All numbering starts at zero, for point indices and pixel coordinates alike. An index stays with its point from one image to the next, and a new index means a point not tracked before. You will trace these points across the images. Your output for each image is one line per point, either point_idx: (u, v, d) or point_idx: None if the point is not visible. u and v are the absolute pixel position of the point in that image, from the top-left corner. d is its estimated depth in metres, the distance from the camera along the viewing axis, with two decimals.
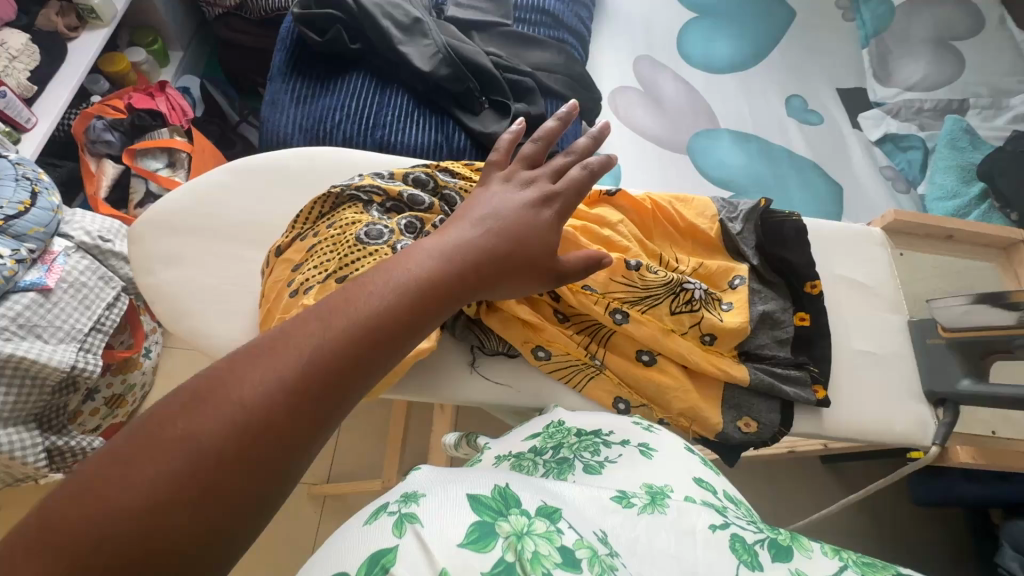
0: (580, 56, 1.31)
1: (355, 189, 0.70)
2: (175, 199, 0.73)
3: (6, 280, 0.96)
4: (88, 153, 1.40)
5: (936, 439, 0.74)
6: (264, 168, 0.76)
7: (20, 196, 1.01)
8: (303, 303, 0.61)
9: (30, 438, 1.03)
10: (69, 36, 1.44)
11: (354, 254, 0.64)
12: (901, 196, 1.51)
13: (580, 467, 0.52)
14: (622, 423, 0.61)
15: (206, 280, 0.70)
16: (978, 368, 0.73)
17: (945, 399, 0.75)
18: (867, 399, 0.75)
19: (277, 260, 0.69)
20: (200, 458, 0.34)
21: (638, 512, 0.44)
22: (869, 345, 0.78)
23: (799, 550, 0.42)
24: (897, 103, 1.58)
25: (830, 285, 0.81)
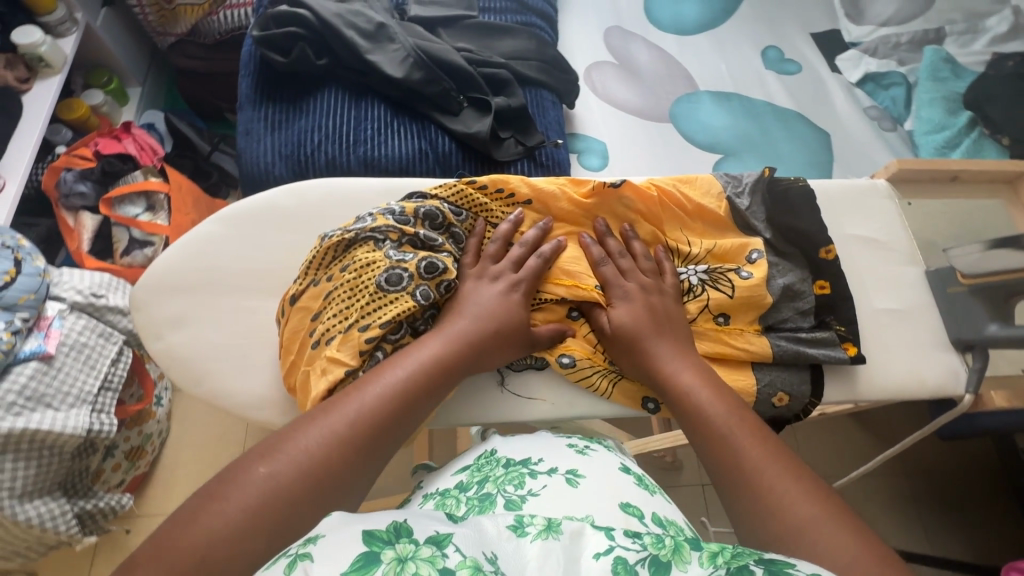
0: (551, 38, 1.28)
1: (369, 231, 0.68)
2: (170, 259, 0.71)
3: (4, 354, 0.93)
4: (63, 208, 1.36)
5: (967, 387, 0.74)
6: (258, 211, 0.73)
7: (3, 265, 0.97)
8: (328, 355, 0.63)
9: (58, 507, 1.01)
10: (22, 89, 1.39)
11: (375, 302, 0.65)
12: (888, 135, 1.49)
13: (501, 503, 0.54)
14: (556, 452, 0.62)
15: (217, 338, 0.68)
16: (1004, 312, 0.72)
17: (973, 344, 0.75)
18: (897, 358, 0.75)
19: (292, 309, 0.67)
20: (278, 490, 0.49)
21: (531, 539, 0.41)
22: (891, 302, 0.78)
23: (677, 565, 0.39)
24: (873, 41, 1.56)
25: (843, 245, 0.80)
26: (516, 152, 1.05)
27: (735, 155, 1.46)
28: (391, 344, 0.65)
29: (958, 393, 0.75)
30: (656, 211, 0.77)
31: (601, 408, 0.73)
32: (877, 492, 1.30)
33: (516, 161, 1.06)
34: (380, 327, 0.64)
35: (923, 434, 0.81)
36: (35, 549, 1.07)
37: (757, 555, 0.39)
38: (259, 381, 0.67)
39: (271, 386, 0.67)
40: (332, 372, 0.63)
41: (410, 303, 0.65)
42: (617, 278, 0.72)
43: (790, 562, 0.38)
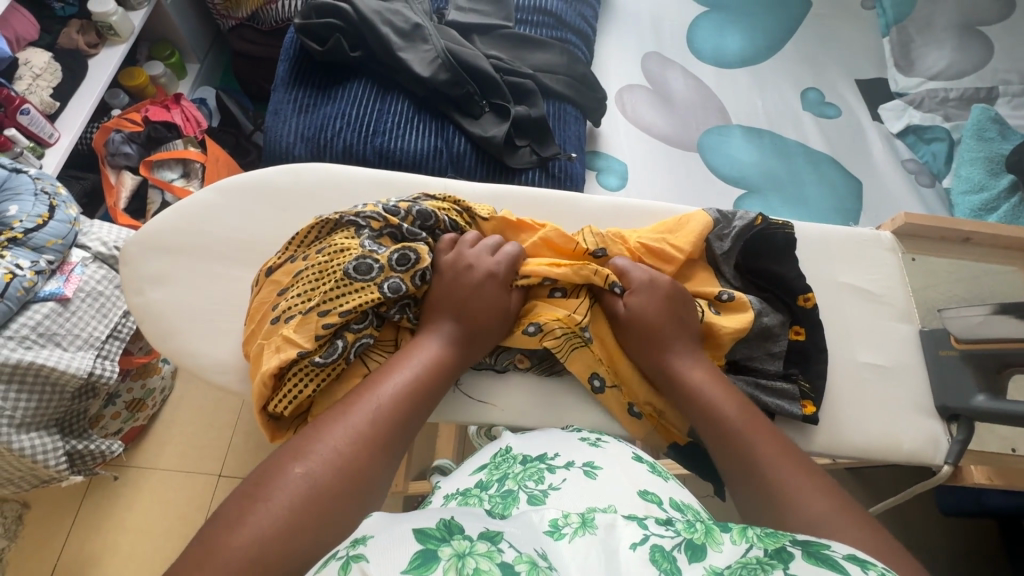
0: (584, 56, 1.30)
1: (354, 216, 0.71)
2: (164, 218, 0.74)
3: (25, 292, 0.99)
4: (109, 165, 1.45)
5: (947, 457, 0.71)
6: (255, 186, 0.77)
7: (39, 209, 1.04)
8: (283, 334, 0.64)
9: (51, 442, 1.06)
10: (90, 53, 1.49)
11: (340, 289, 0.66)
12: (925, 189, 1.46)
13: (524, 498, 0.51)
14: (571, 447, 0.60)
15: (195, 300, 0.71)
16: (994, 384, 0.69)
17: (958, 414, 0.72)
18: (872, 416, 0.72)
19: (266, 280, 0.70)
20: (316, 492, 0.49)
21: (570, 540, 0.40)
22: (876, 357, 0.75)
23: (711, 545, 0.40)
24: (920, 93, 1.52)
25: (835, 292, 0.78)
26: (529, 162, 1.07)
27: (758, 193, 1.44)
28: (351, 333, 0.66)
29: (936, 461, 0.72)
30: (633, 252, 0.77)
31: (545, 420, 0.73)
32: None
33: (528, 170, 1.07)
34: (339, 315, 0.65)
35: (896, 500, 0.77)
36: (28, 481, 1.13)
37: (790, 537, 0.40)
38: (229, 346, 0.70)
39: (238, 352, 0.70)
40: (285, 350, 0.64)
41: (376, 294, 0.66)
42: (631, 265, 0.73)
43: (823, 543, 0.39)
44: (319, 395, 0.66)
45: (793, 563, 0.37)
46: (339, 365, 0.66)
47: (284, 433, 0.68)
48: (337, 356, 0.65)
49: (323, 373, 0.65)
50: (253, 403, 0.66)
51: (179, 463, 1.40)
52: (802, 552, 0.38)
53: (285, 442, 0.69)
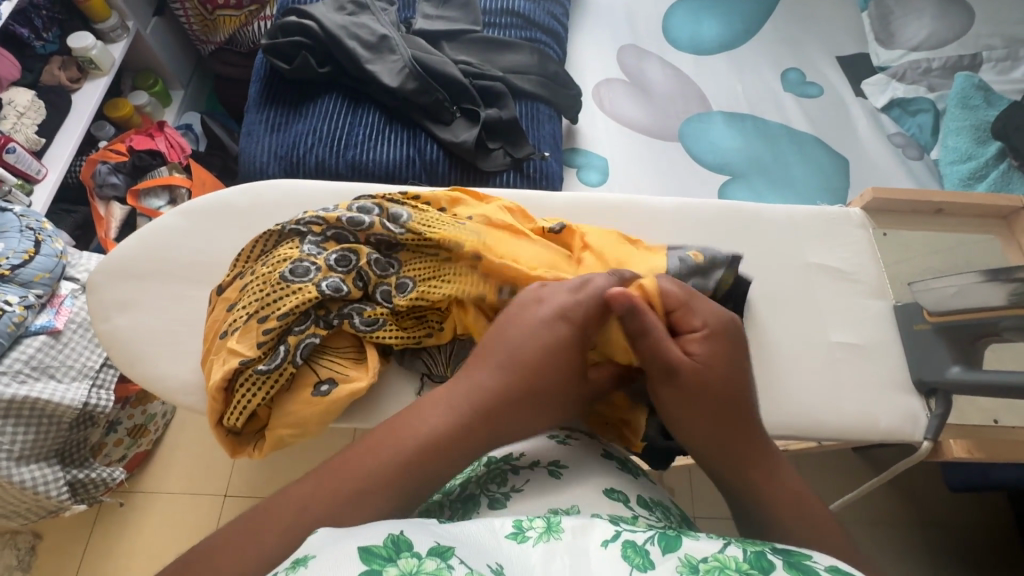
0: (555, 54, 1.29)
1: (294, 224, 0.67)
2: (131, 244, 0.75)
3: (16, 327, 1.01)
4: (97, 197, 1.47)
5: (926, 433, 0.71)
6: (219, 207, 0.77)
7: (25, 245, 1.05)
8: (228, 346, 0.61)
9: (52, 473, 1.08)
10: (73, 88, 1.52)
11: (277, 293, 0.62)
12: (913, 163, 1.43)
13: (485, 502, 0.53)
14: (537, 444, 0.60)
15: (162, 324, 0.72)
16: (968, 355, 0.68)
17: (936, 389, 0.71)
18: (848, 397, 0.71)
19: (218, 299, 0.68)
20: (309, 539, 0.41)
21: (533, 543, 0.40)
22: (850, 337, 0.74)
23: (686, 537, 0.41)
24: (902, 65, 1.50)
25: (805, 273, 0.77)
26: (502, 164, 1.07)
27: (741, 178, 1.42)
28: (293, 336, 0.62)
29: (916, 438, 0.71)
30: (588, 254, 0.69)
31: None
32: (873, 537, 1.22)
33: (502, 172, 1.07)
34: (278, 320, 0.61)
35: (880, 480, 0.77)
36: (34, 512, 1.15)
37: (771, 545, 0.40)
38: (197, 367, 0.70)
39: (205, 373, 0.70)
40: (229, 362, 0.61)
41: (314, 293, 0.61)
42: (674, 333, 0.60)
43: (805, 552, 0.39)
44: (272, 404, 0.63)
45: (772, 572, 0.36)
46: (286, 370, 0.62)
47: (247, 447, 0.65)
48: (281, 361, 0.61)
49: (269, 382, 0.61)
50: (208, 417, 0.64)
51: (184, 485, 1.42)
52: (782, 562, 0.38)
53: (251, 457, 0.66)
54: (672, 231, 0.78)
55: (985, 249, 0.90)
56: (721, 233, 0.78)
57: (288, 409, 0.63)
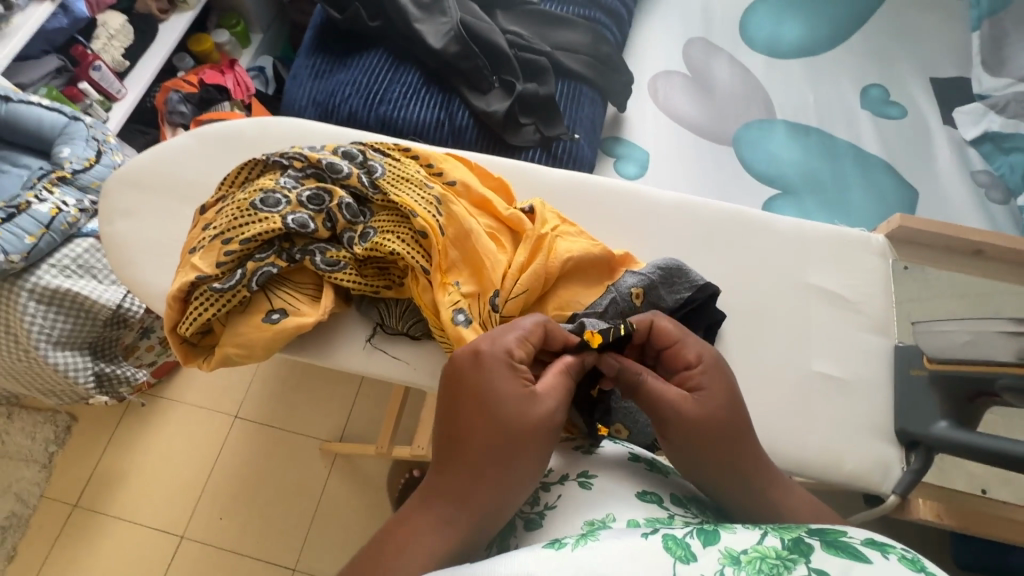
0: (613, 37, 1.25)
1: (278, 156, 0.69)
2: (141, 160, 0.80)
3: (69, 226, 1.10)
4: (167, 123, 1.58)
5: (895, 487, 0.66)
6: (226, 135, 0.81)
7: (87, 153, 1.15)
8: (189, 261, 0.64)
9: (83, 362, 1.18)
10: (161, 18, 1.63)
11: (245, 218, 0.64)
12: (993, 206, 1.29)
13: (520, 523, 0.55)
14: (560, 457, 0.61)
15: (156, 236, 0.76)
16: (960, 411, 0.66)
17: (919, 442, 0.66)
18: (824, 433, 0.67)
19: (198, 218, 0.70)
20: None
21: (571, 548, 0.42)
22: (836, 370, 0.70)
23: (724, 530, 0.42)
24: (1006, 96, 1.34)
25: (803, 295, 0.73)
26: (531, 140, 1.05)
27: (792, 194, 1.33)
28: (253, 261, 0.64)
29: (884, 491, 0.67)
30: (548, 279, 0.66)
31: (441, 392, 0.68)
32: None
33: (529, 148, 1.06)
34: (240, 243, 0.63)
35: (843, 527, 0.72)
36: (69, 395, 1.28)
37: (806, 529, 0.41)
38: None
39: None
40: (189, 275, 0.63)
41: (279, 225, 0.64)
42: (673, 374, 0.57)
43: (840, 530, 0.40)
44: (223, 323, 0.65)
45: (813, 555, 0.37)
46: (239, 294, 0.64)
47: (198, 359, 0.68)
48: (236, 283, 0.63)
49: (221, 300, 0.63)
50: (163, 325, 0.66)
51: (201, 400, 1.55)
52: (821, 542, 0.39)
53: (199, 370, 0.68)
54: (672, 234, 0.74)
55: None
56: (726, 239, 0.74)
57: (238, 331, 0.64)
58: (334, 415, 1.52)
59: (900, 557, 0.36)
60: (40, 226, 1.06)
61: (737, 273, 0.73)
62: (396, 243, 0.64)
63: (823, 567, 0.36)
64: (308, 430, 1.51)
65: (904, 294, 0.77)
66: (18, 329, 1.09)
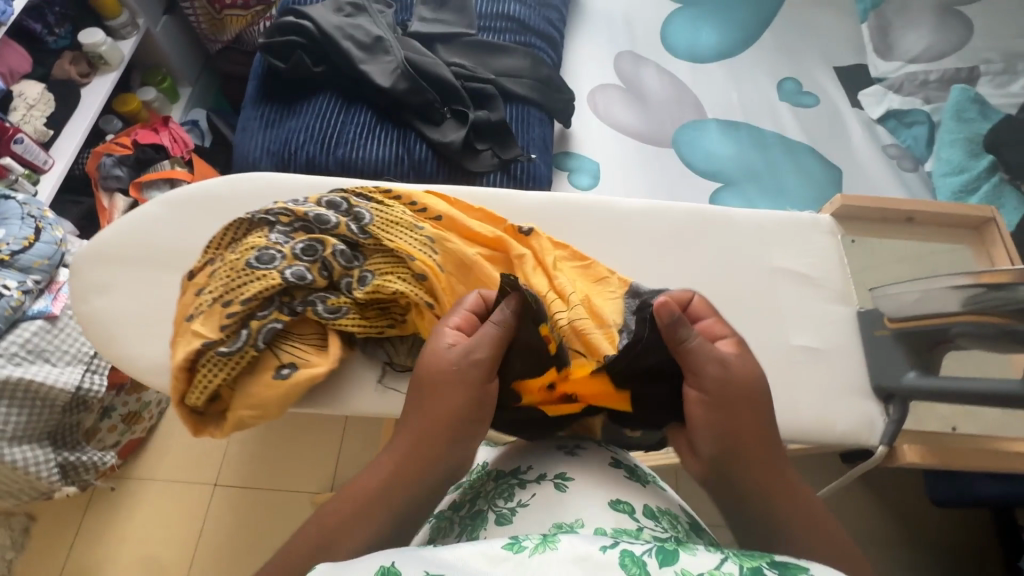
0: (549, 58, 1.31)
1: (263, 213, 0.69)
2: (109, 233, 0.77)
3: (14, 310, 1.04)
4: (101, 189, 1.50)
5: (882, 439, 0.73)
6: (196, 197, 0.79)
7: (25, 231, 1.09)
8: (192, 329, 0.64)
9: (44, 454, 1.11)
10: (82, 82, 1.56)
11: (242, 279, 0.65)
12: (906, 174, 1.43)
13: (492, 519, 0.57)
14: (546, 454, 0.64)
15: (137, 305, 0.74)
16: (925, 361, 0.73)
17: (893, 395, 0.74)
18: (811, 399, 0.73)
19: (187, 285, 0.69)
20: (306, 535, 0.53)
21: (529, 553, 0.41)
22: (812, 341, 0.76)
23: (685, 550, 0.42)
24: (899, 77, 1.50)
25: (770, 276, 0.79)
26: (490, 164, 1.09)
27: (735, 185, 1.43)
28: (256, 321, 0.65)
29: (873, 443, 0.74)
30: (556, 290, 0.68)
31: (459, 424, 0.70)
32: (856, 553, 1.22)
33: (489, 173, 1.09)
34: (241, 304, 0.64)
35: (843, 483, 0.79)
36: (27, 492, 1.18)
37: (768, 558, 0.42)
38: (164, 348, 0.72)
39: None
40: (193, 343, 0.64)
41: (277, 280, 0.64)
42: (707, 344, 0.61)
43: (801, 565, 0.41)
44: (234, 386, 0.66)
45: None
46: (247, 353, 0.65)
47: (211, 426, 0.69)
48: (242, 344, 0.64)
49: (230, 363, 0.64)
50: (171, 396, 0.67)
51: (174, 474, 1.46)
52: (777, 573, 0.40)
53: (214, 436, 0.70)
54: (648, 237, 0.79)
55: (960, 258, 0.91)
56: (693, 235, 0.80)
57: (249, 392, 0.66)
58: (321, 465, 1.47)
59: None
60: None
61: (712, 265, 0.78)
62: (398, 284, 0.66)
63: None
64: (295, 485, 1.46)
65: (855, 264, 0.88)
66: None
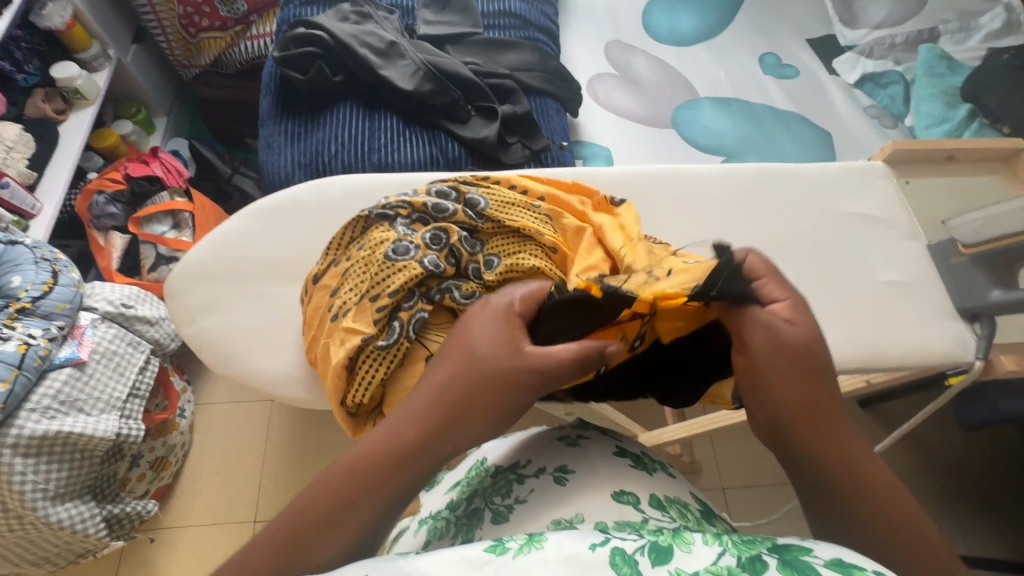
0: (553, 51, 1.34)
1: (381, 209, 0.71)
2: (205, 254, 0.79)
3: (42, 361, 0.97)
4: (94, 228, 1.43)
5: (976, 353, 0.79)
6: (285, 209, 0.82)
7: (42, 277, 1.02)
8: (345, 326, 0.66)
9: (88, 510, 1.04)
10: (58, 120, 1.48)
11: (384, 272, 0.65)
12: (889, 131, 1.53)
13: (488, 518, 0.57)
14: (540, 450, 0.63)
15: (241, 322, 0.76)
16: (1005, 278, 0.78)
17: (979, 314, 0.80)
18: (904, 330, 0.80)
19: (315, 288, 0.72)
20: (298, 504, 0.47)
21: (513, 556, 0.39)
22: (895, 276, 0.84)
23: (680, 545, 0.40)
24: (869, 43, 1.61)
25: (846, 222, 0.87)
26: (523, 156, 1.10)
27: (737, 157, 1.49)
28: (405, 311, 0.65)
29: (968, 358, 0.79)
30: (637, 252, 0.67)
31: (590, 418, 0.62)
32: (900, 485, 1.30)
33: (523, 164, 1.10)
34: (389, 296, 0.65)
35: (936, 405, 0.86)
36: (64, 557, 1.10)
37: (769, 542, 0.40)
38: (291, 359, 0.74)
39: (297, 364, 0.74)
40: (349, 341, 0.65)
41: (419, 269, 0.65)
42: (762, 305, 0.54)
43: (804, 547, 0.39)
44: (388, 382, 0.67)
45: (764, 574, 0.37)
46: (402, 345, 0.66)
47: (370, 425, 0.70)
48: (398, 336, 0.65)
49: (389, 356, 0.65)
50: (332, 401, 0.68)
51: (211, 516, 1.39)
52: (777, 560, 0.37)
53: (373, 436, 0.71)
54: (720, 200, 0.86)
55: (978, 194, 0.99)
56: (768, 191, 0.88)
57: (406, 384, 0.66)
58: None
59: None
60: (11, 368, 0.93)
61: (783, 220, 0.86)
62: (531, 259, 0.67)
63: None
64: None
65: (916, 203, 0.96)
66: (4, 495, 0.94)
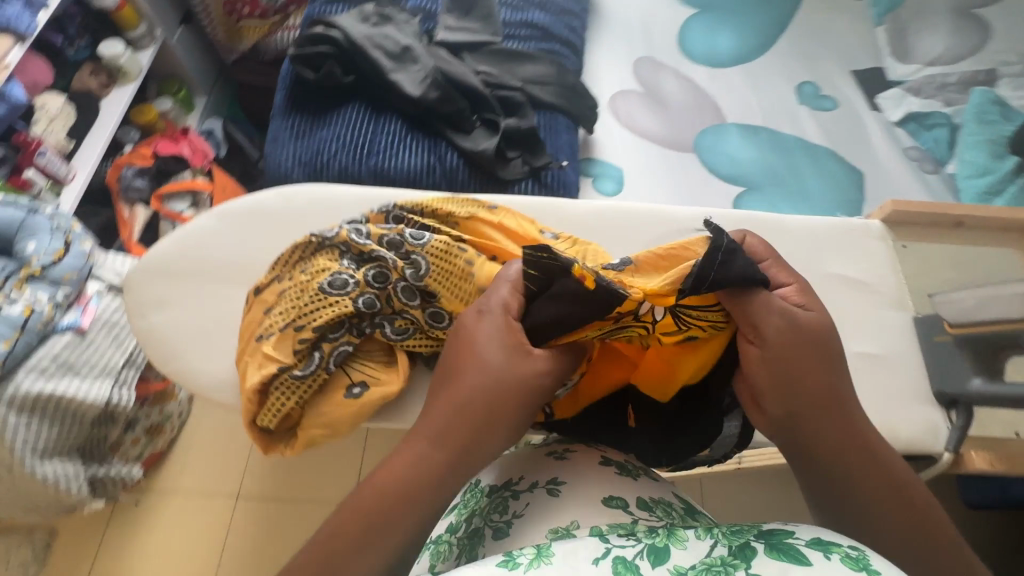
0: (574, 66, 1.31)
1: (331, 240, 0.76)
2: (167, 249, 0.84)
3: (45, 324, 1.03)
4: (122, 200, 1.50)
5: (947, 445, 0.78)
6: (252, 211, 0.86)
7: (55, 245, 1.07)
8: (265, 352, 0.73)
9: (74, 469, 1.13)
10: (101, 94, 1.57)
11: (315, 307, 0.73)
12: (929, 177, 1.43)
13: (491, 535, 0.61)
14: (532, 467, 0.67)
15: (190, 322, 0.81)
16: (989, 368, 0.80)
17: (957, 401, 0.80)
18: (867, 409, 0.78)
19: (255, 300, 0.78)
20: (366, 492, 0.59)
21: (523, 569, 0.46)
22: (870, 347, 0.83)
23: (675, 544, 0.48)
24: (918, 80, 1.50)
25: (826, 282, 0.86)
26: (521, 172, 1.09)
27: (756, 189, 1.43)
28: (328, 344, 0.73)
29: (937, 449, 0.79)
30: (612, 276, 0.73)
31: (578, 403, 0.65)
32: None
33: (521, 180, 1.09)
34: (313, 331, 0.72)
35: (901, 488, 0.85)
36: (54, 508, 1.17)
37: (756, 530, 0.49)
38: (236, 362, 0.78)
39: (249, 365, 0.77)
40: (266, 367, 0.73)
41: (348, 309, 0.72)
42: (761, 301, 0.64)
43: (787, 530, 0.48)
44: (305, 406, 0.75)
45: (755, 562, 0.45)
46: (320, 375, 0.74)
47: (280, 442, 0.77)
48: (315, 368, 0.73)
49: (304, 384, 0.73)
50: (242, 417, 0.75)
51: (197, 484, 1.45)
52: (765, 547, 0.47)
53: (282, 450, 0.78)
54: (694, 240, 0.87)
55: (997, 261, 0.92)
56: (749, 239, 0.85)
57: (321, 411, 0.75)
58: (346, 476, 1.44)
59: (843, 557, 0.44)
60: (14, 328, 0.98)
61: None
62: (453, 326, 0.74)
63: (764, 573, 0.44)
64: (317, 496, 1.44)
65: (906, 269, 0.91)
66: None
